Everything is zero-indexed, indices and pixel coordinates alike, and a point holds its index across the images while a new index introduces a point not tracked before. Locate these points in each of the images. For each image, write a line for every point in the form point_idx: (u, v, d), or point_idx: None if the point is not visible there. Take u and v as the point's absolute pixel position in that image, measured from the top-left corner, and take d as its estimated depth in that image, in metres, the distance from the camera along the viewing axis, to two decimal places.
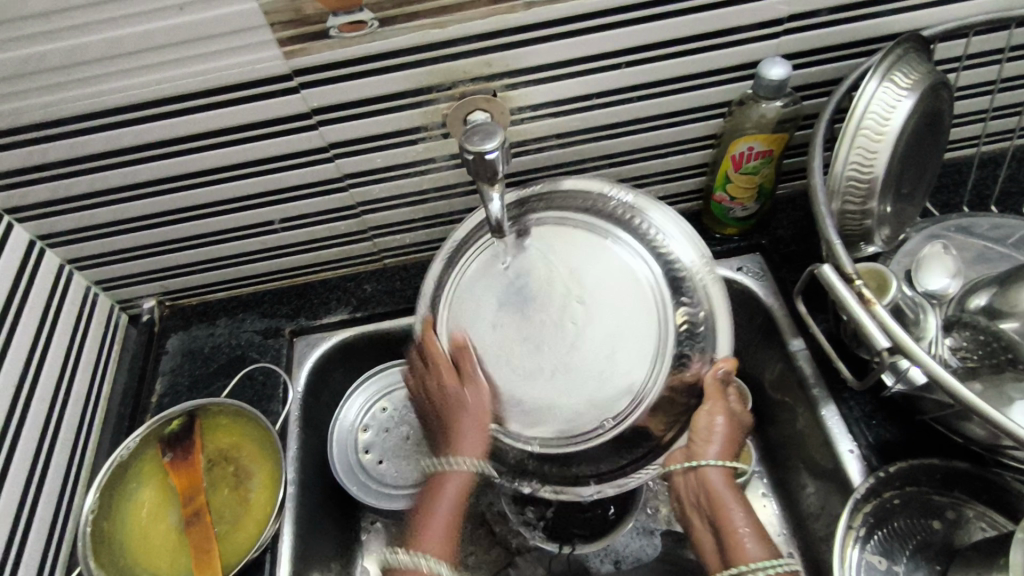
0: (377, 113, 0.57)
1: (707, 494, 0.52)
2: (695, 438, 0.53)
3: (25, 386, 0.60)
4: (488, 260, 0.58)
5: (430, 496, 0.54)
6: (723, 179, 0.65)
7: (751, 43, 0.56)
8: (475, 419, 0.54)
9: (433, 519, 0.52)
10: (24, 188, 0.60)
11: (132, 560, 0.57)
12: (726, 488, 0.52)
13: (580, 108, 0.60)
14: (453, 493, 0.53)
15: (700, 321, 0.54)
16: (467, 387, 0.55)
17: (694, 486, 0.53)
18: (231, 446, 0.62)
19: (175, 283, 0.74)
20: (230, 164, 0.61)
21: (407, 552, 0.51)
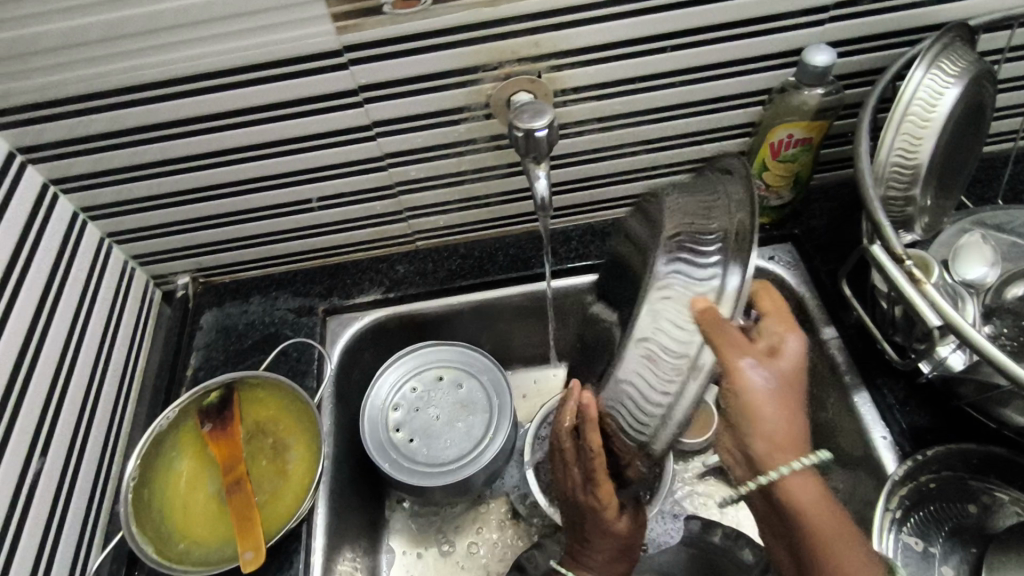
0: (423, 92, 0.58)
1: (804, 518, 0.42)
2: (749, 429, 0.42)
3: (68, 355, 0.60)
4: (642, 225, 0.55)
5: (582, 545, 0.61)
6: (760, 166, 0.65)
7: (795, 30, 0.57)
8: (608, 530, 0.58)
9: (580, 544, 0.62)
10: (69, 160, 0.60)
11: (172, 528, 0.57)
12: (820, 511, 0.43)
13: (622, 92, 0.60)
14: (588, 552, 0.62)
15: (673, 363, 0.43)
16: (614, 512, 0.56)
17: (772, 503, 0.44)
18: (268, 420, 0.64)
19: (210, 260, 0.75)
20: (273, 141, 0.61)
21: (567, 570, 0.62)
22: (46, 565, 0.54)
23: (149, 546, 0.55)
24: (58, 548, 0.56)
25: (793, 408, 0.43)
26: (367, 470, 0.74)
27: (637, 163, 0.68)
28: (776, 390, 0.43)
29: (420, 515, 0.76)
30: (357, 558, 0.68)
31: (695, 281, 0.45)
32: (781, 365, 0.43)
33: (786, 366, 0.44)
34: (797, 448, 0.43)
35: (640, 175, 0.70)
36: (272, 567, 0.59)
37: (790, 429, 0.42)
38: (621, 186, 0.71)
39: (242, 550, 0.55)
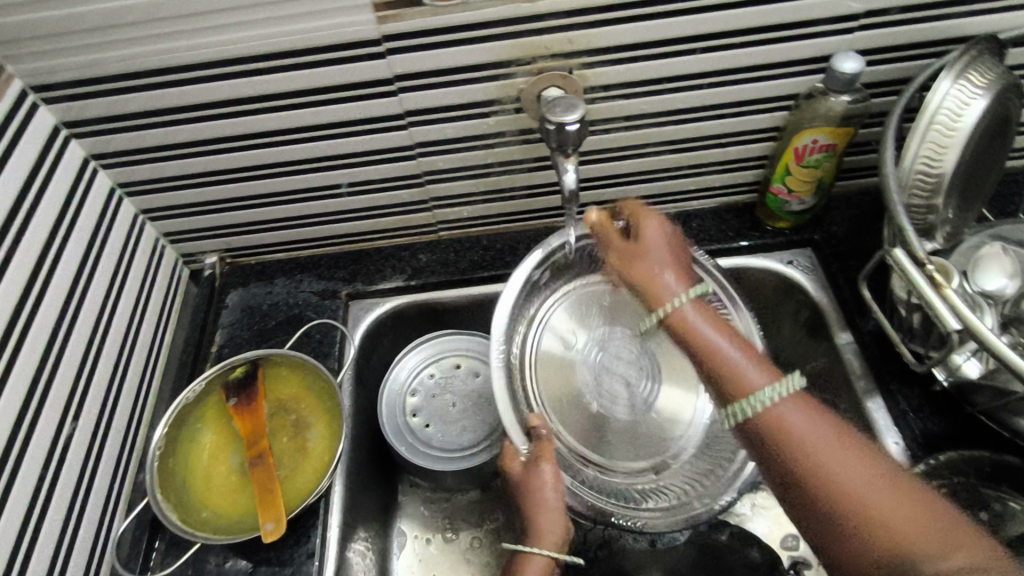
0: (456, 83, 0.60)
1: (696, 341, 0.50)
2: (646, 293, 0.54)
3: (100, 326, 0.62)
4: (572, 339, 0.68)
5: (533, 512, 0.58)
6: (783, 171, 0.67)
7: (825, 37, 0.58)
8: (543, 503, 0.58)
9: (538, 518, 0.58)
10: (109, 136, 0.62)
11: (195, 496, 0.59)
12: (709, 330, 0.50)
13: (651, 91, 0.61)
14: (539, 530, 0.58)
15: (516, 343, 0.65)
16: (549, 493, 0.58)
17: (680, 340, 0.51)
18: (291, 398, 0.65)
19: (239, 240, 0.76)
20: (307, 126, 0.63)
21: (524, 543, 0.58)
22: (74, 529, 0.56)
23: (174, 514, 0.57)
24: (84, 513, 0.58)
25: (670, 264, 0.55)
26: (379, 454, 0.75)
27: (662, 162, 0.69)
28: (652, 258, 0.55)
29: (431, 501, 0.77)
30: (370, 539, 0.69)
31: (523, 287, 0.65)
32: (653, 243, 0.56)
33: (659, 242, 0.56)
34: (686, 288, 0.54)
35: (663, 175, 0.71)
36: (290, 540, 0.61)
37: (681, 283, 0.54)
38: (644, 185, 0.72)
39: (263, 521, 0.57)
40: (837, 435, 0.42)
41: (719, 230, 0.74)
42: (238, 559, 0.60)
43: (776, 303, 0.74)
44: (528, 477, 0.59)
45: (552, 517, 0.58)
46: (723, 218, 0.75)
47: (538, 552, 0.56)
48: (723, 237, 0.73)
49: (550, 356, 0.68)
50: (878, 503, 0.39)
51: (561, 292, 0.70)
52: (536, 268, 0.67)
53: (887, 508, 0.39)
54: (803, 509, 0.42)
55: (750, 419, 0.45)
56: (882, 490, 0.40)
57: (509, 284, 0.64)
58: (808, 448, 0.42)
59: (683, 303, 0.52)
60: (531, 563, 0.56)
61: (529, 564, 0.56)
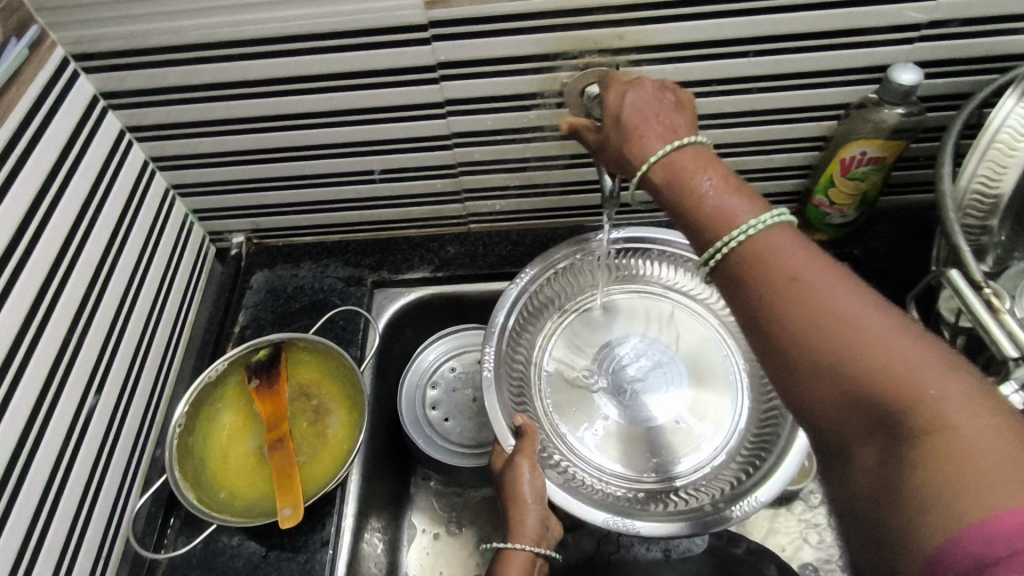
0: (500, 74, 0.58)
1: (678, 184, 0.43)
2: (631, 147, 0.46)
3: (127, 300, 0.61)
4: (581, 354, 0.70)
5: (515, 508, 0.56)
6: (827, 182, 0.65)
7: (882, 46, 0.56)
8: (524, 501, 0.56)
9: (521, 512, 0.56)
10: (146, 109, 0.61)
11: (213, 477, 0.59)
12: (691, 170, 0.42)
13: (697, 92, 0.60)
14: (522, 524, 0.56)
15: (515, 361, 0.66)
16: (530, 490, 0.56)
17: (661, 192, 0.44)
18: (312, 383, 0.65)
19: (268, 222, 0.76)
20: (344, 110, 0.62)
21: (507, 541, 0.56)
22: (92, 502, 0.56)
23: (192, 493, 0.56)
24: (103, 488, 0.57)
25: (654, 114, 0.47)
26: (394, 444, 0.75)
27: None
28: (633, 110, 0.47)
29: (444, 496, 0.76)
30: (383, 530, 0.69)
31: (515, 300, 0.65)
32: (631, 96, 0.48)
33: (641, 95, 0.48)
34: (676, 133, 0.45)
35: None
36: (305, 527, 0.60)
37: (667, 130, 0.46)
38: None
39: (281, 506, 0.57)
40: (830, 286, 0.36)
41: None
42: (252, 543, 0.60)
43: None
44: (506, 474, 0.58)
45: (528, 513, 0.56)
46: None
47: (516, 549, 0.56)
48: None
49: (550, 369, 0.69)
50: (870, 360, 0.33)
51: (560, 309, 0.71)
52: (535, 281, 0.66)
53: (879, 366, 0.33)
54: (780, 362, 0.37)
55: (744, 249, 0.39)
56: (873, 346, 0.33)
57: (505, 295, 0.64)
58: (791, 303, 0.36)
59: (666, 148, 0.44)
60: (511, 560, 0.56)
61: (509, 563, 0.56)
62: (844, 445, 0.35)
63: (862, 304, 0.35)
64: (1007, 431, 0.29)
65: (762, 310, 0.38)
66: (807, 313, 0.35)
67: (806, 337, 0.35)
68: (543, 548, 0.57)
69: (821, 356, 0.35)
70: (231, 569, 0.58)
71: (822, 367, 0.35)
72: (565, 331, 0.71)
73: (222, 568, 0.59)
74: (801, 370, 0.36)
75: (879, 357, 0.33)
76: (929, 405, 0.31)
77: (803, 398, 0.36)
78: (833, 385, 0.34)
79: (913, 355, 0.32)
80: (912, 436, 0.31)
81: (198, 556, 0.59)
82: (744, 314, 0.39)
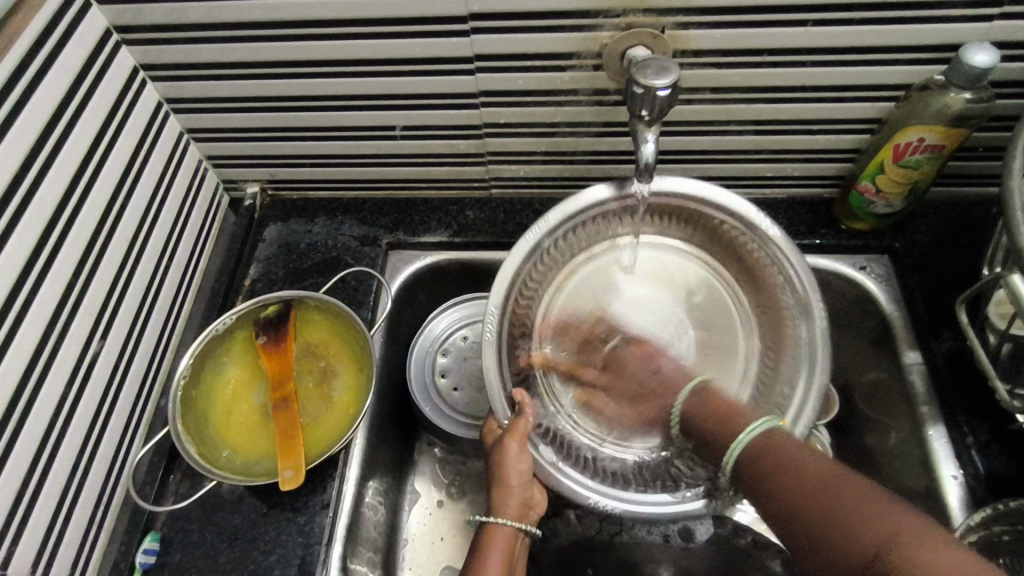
0: (536, 30, 0.55)
1: (719, 418, 0.52)
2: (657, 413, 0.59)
3: (136, 245, 0.59)
4: (587, 296, 0.65)
5: (499, 486, 0.55)
6: (876, 168, 0.61)
7: (957, 22, 0.51)
8: (507, 478, 0.55)
9: (504, 490, 0.55)
10: (161, 46, 0.58)
11: (216, 432, 0.58)
12: (724, 413, 0.52)
13: (747, 63, 0.56)
14: (501, 503, 0.55)
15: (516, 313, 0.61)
16: (516, 466, 0.55)
17: (694, 421, 0.54)
18: (322, 344, 0.64)
19: (283, 173, 0.73)
20: (369, 59, 0.58)
21: (487, 516, 0.55)
22: (93, 449, 0.55)
23: (194, 447, 0.55)
24: (104, 437, 0.56)
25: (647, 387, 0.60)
26: (400, 410, 0.73)
27: (742, 144, 0.64)
28: (640, 371, 0.61)
29: (447, 463, 0.75)
30: (384, 494, 0.67)
31: (524, 249, 0.58)
32: (641, 361, 0.61)
33: (653, 365, 0.61)
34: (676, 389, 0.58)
35: (739, 158, 0.66)
36: (306, 488, 0.59)
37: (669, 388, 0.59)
38: (717, 166, 0.67)
39: (282, 467, 0.56)
40: (805, 452, 0.45)
41: (790, 224, 0.69)
42: (253, 500, 0.59)
43: (842, 311, 0.70)
44: (493, 450, 0.56)
45: (510, 491, 0.55)
46: (796, 212, 0.70)
47: (499, 522, 0.54)
48: (794, 232, 0.69)
49: (550, 323, 0.65)
50: (840, 493, 0.41)
51: (572, 260, 0.65)
52: (550, 234, 0.59)
53: (842, 497, 0.40)
54: (764, 496, 0.44)
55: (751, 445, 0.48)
56: (841, 486, 0.41)
57: (516, 252, 0.57)
58: (776, 456, 0.46)
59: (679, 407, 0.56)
60: (494, 533, 0.54)
61: (490, 535, 0.54)
62: (819, 556, 0.40)
63: (833, 463, 0.44)
64: (945, 542, 0.35)
65: (755, 460, 0.47)
66: (797, 469, 0.44)
67: (797, 484, 0.43)
68: (525, 522, 0.56)
69: (802, 487, 0.42)
70: (230, 525, 0.58)
71: (802, 495, 0.42)
72: (575, 280, 0.65)
73: (222, 524, 0.58)
74: (787, 501, 0.43)
75: (844, 490, 0.41)
76: (882, 520, 0.38)
77: (784, 518, 0.43)
78: (815, 509, 0.41)
79: (863, 489, 0.40)
80: (875, 548, 0.37)
81: (198, 510, 0.59)
82: (752, 490, 0.46)
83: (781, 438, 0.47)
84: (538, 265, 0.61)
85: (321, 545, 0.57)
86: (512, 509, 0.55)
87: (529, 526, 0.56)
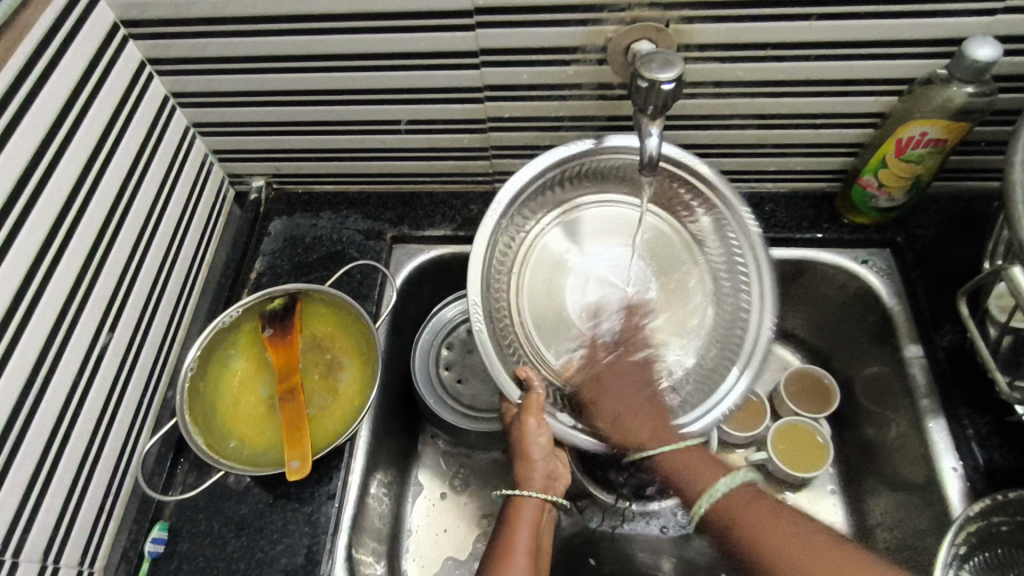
0: (541, 25, 0.55)
1: (689, 474, 0.54)
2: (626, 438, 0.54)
3: (143, 238, 0.60)
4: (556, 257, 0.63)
5: (522, 459, 0.55)
6: (878, 162, 0.61)
7: (961, 16, 0.51)
8: (528, 452, 0.55)
9: (528, 464, 0.55)
10: (168, 41, 0.59)
11: (223, 422, 0.58)
12: (696, 469, 0.54)
13: (750, 57, 0.56)
14: (527, 480, 0.55)
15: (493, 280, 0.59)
16: (537, 439, 0.54)
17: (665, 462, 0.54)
18: (327, 336, 0.64)
19: (288, 167, 0.74)
20: (374, 54, 0.58)
21: (512, 491, 0.55)
22: (102, 440, 0.55)
23: (202, 438, 0.56)
24: (113, 427, 0.57)
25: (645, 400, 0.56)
26: (405, 402, 0.74)
27: (745, 138, 0.64)
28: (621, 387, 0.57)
29: (451, 455, 0.76)
30: (389, 485, 0.68)
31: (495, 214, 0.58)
32: (625, 377, 0.57)
33: (637, 381, 0.57)
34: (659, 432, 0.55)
35: (743, 152, 0.66)
36: (312, 479, 0.60)
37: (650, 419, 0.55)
38: (720, 160, 0.67)
39: (288, 457, 0.57)
40: (776, 512, 0.51)
41: (793, 218, 0.70)
42: (259, 490, 0.60)
43: (843, 305, 0.71)
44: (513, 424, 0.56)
45: (534, 464, 0.55)
46: (799, 206, 0.70)
47: (527, 495, 0.54)
48: (797, 226, 0.69)
49: (522, 291, 0.62)
50: (822, 557, 0.48)
51: (532, 227, 0.63)
52: (506, 209, 0.59)
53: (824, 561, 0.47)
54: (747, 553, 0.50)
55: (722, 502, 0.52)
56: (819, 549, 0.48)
57: (477, 239, 0.57)
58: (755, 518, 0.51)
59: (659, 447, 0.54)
60: (521, 507, 0.54)
61: (518, 509, 0.54)
62: None
63: (809, 528, 0.50)
64: None
65: (736, 521, 0.51)
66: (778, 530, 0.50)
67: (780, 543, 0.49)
68: (552, 496, 0.55)
69: (787, 549, 0.49)
70: (237, 515, 0.59)
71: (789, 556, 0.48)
72: (536, 251, 0.63)
73: (229, 513, 0.59)
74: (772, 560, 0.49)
75: (822, 553, 0.48)
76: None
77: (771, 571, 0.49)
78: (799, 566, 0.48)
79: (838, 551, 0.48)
80: None
81: (206, 499, 0.60)
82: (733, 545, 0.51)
83: (752, 498, 0.52)
84: (508, 228, 0.61)
85: (327, 535, 0.57)
86: (536, 483, 0.55)
87: (556, 499, 0.55)
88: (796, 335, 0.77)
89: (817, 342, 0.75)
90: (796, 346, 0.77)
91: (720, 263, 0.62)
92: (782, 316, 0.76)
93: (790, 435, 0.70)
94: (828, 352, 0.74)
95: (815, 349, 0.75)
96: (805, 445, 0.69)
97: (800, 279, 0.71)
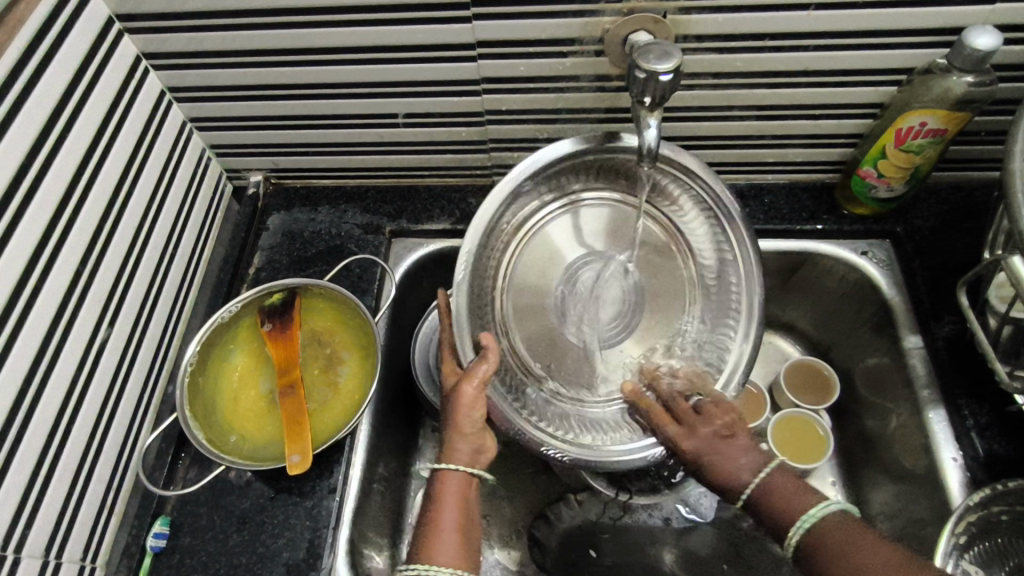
0: (538, 16, 0.55)
1: (775, 506, 0.48)
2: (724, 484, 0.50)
3: (141, 234, 0.60)
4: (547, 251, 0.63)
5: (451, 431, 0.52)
6: (878, 153, 0.61)
7: (960, 5, 0.51)
8: (460, 421, 0.52)
9: (456, 435, 0.52)
10: (163, 35, 0.58)
11: (223, 417, 0.59)
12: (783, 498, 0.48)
13: (748, 48, 0.56)
14: (452, 452, 0.51)
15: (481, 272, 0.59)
16: (469, 407, 0.52)
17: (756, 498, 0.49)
18: (326, 331, 0.64)
19: (286, 162, 0.73)
20: (370, 47, 0.58)
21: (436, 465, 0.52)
22: (103, 435, 0.55)
23: (203, 433, 0.56)
24: (113, 423, 0.57)
25: (737, 437, 0.51)
26: (405, 396, 0.74)
27: (744, 129, 0.64)
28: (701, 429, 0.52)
29: None
30: (389, 479, 0.68)
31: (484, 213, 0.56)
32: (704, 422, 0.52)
33: (711, 419, 0.52)
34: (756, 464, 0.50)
35: (741, 143, 0.66)
36: (313, 473, 0.60)
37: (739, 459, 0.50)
38: (719, 151, 0.67)
39: (289, 451, 0.57)
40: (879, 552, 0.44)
41: (792, 210, 0.69)
42: (260, 484, 0.60)
43: (841, 297, 0.71)
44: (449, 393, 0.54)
45: (461, 435, 0.52)
46: (798, 198, 0.70)
47: (450, 467, 0.51)
48: (796, 217, 0.69)
49: (509, 275, 0.62)
50: None
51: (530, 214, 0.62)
52: (503, 203, 0.57)
53: None
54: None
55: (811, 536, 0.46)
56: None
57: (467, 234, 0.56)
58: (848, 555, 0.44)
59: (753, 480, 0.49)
60: (445, 479, 0.51)
61: (440, 482, 0.51)
62: None
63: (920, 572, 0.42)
64: None
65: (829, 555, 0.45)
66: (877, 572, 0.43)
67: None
68: (477, 469, 0.52)
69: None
70: (239, 509, 0.59)
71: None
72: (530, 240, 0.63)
73: (230, 507, 0.59)
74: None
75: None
76: None
77: None
78: None
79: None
80: None
81: (207, 494, 0.60)
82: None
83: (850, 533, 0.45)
84: (501, 221, 0.60)
85: (329, 528, 0.58)
86: (462, 455, 0.52)
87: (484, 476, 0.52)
88: (794, 326, 0.77)
89: (815, 334, 0.75)
90: (794, 337, 0.77)
91: (703, 249, 0.63)
92: (781, 307, 0.76)
93: (789, 428, 0.70)
94: (827, 343, 0.74)
95: (814, 341, 0.76)
96: (804, 437, 0.69)
97: (800, 271, 0.71)
